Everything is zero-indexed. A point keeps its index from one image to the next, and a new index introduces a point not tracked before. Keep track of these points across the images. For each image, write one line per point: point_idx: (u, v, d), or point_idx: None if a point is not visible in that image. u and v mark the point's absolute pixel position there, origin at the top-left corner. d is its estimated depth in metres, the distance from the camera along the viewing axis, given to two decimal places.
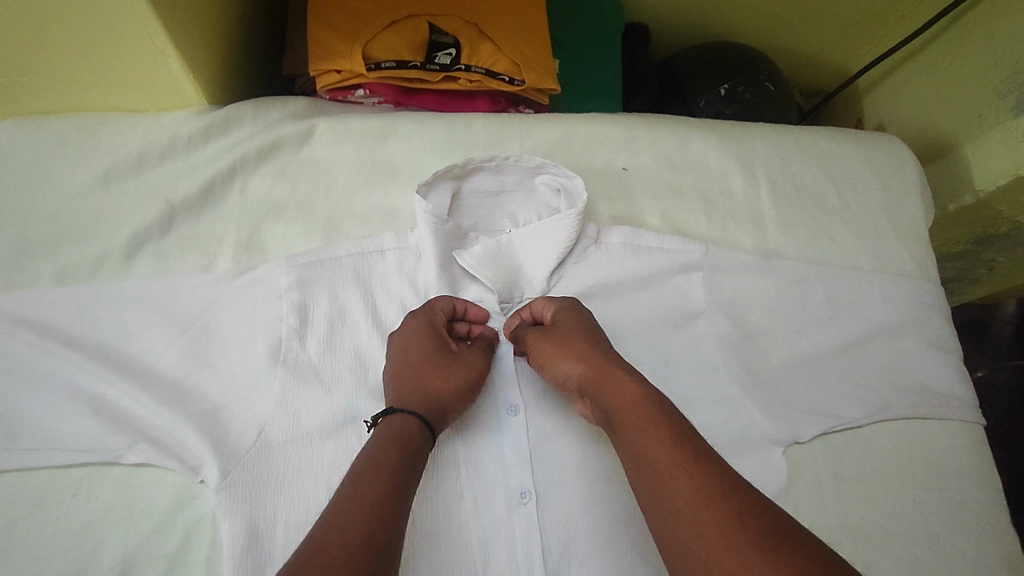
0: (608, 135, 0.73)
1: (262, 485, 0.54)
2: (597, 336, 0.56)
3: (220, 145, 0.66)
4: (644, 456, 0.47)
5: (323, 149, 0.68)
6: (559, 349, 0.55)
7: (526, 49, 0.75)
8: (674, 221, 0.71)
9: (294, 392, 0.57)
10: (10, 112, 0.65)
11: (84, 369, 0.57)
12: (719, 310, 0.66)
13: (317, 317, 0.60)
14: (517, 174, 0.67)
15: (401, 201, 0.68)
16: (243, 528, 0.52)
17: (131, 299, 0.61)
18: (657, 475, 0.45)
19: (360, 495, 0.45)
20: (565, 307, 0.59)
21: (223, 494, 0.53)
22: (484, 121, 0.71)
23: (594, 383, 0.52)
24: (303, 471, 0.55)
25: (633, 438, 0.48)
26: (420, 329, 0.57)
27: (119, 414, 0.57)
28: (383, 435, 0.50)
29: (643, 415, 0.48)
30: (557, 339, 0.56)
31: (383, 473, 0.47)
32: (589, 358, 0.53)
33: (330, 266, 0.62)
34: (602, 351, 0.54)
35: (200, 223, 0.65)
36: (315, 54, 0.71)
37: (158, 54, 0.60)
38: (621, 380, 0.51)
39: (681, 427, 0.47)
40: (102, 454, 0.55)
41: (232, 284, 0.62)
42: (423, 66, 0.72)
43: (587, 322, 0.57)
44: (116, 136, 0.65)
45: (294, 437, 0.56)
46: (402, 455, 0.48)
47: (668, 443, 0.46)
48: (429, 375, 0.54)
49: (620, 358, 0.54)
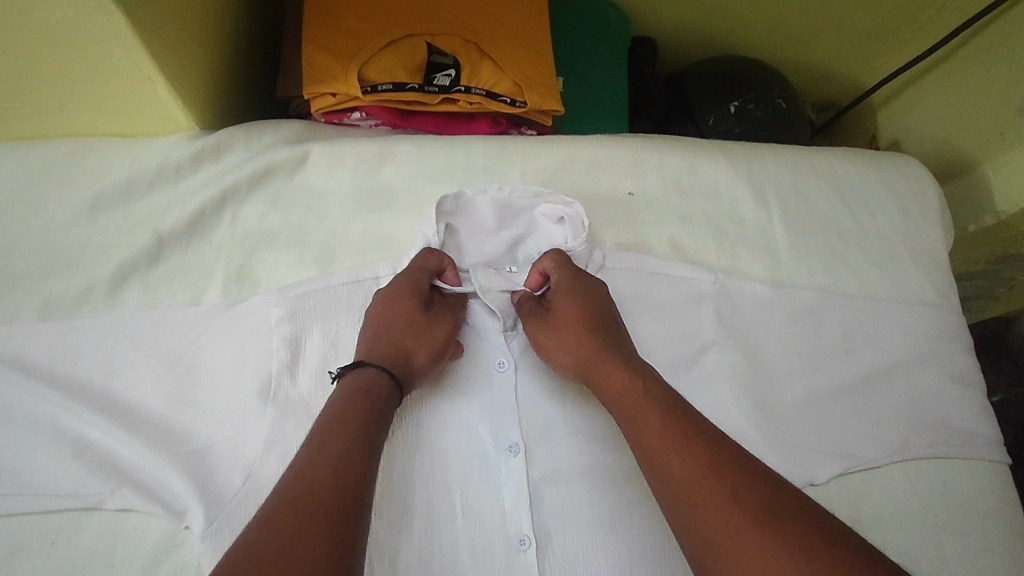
0: (614, 158, 0.71)
1: None
2: (592, 307, 0.56)
3: (210, 171, 0.64)
4: (637, 435, 0.47)
5: (318, 175, 0.66)
6: (556, 337, 0.56)
7: (528, 69, 0.73)
8: (682, 248, 0.68)
9: (284, 430, 0.54)
10: None
11: (67, 409, 0.55)
12: (730, 342, 0.63)
13: (310, 352, 0.58)
14: (516, 207, 0.65)
15: (398, 229, 0.65)
16: None
17: (117, 334, 0.59)
18: (653, 458, 0.44)
19: (327, 444, 0.44)
20: (567, 284, 0.58)
21: (207, 542, 0.50)
22: (484, 144, 0.69)
23: (588, 363, 0.53)
24: None
25: (626, 421, 0.48)
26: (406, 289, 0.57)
27: (103, 456, 0.54)
28: (350, 390, 0.49)
29: (636, 399, 0.48)
30: (555, 325, 0.56)
31: (352, 424, 0.45)
32: (583, 338, 0.54)
33: (324, 296, 0.59)
34: (596, 336, 0.54)
35: (190, 253, 0.62)
36: (310, 76, 0.68)
37: (145, 79, 0.58)
38: (615, 359, 0.52)
39: (674, 406, 0.47)
40: (84, 499, 0.53)
41: (222, 318, 0.60)
42: (422, 88, 0.69)
43: (587, 299, 0.57)
44: (104, 163, 0.63)
45: None
46: (370, 408, 0.47)
47: (659, 425, 0.45)
48: (407, 338, 0.54)
49: (617, 340, 0.54)
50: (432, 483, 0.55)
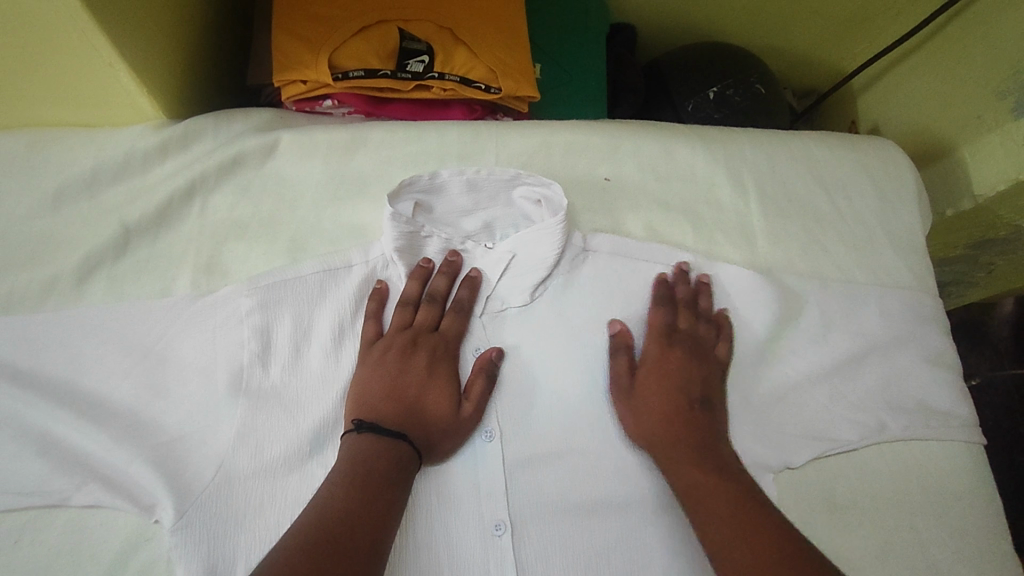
0: (590, 144, 0.70)
1: (223, 524, 0.51)
2: (692, 370, 0.60)
3: (179, 161, 0.63)
4: (701, 491, 0.53)
5: (289, 164, 0.65)
6: (653, 390, 0.59)
7: (502, 55, 0.72)
8: (657, 232, 0.68)
9: (258, 422, 0.54)
10: None
11: (30, 405, 0.54)
12: (706, 327, 0.64)
13: (281, 341, 0.57)
14: (492, 190, 0.65)
15: (372, 216, 0.64)
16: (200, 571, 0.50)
17: (79, 327, 0.57)
18: (716, 513, 0.51)
19: (349, 495, 0.47)
20: (657, 345, 0.62)
21: (178, 536, 0.50)
22: (457, 130, 0.68)
23: (665, 423, 0.57)
24: (266, 508, 0.52)
25: (694, 478, 0.54)
26: (398, 340, 0.58)
27: (65, 453, 0.53)
28: (378, 447, 0.51)
29: (708, 476, 0.53)
30: (652, 380, 0.60)
31: (373, 482, 0.48)
32: (671, 400, 0.58)
33: (295, 284, 0.59)
34: (686, 399, 0.58)
35: (158, 244, 0.61)
36: (279, 63, 0.67)
37: (107, 67, 0.56)
38: (692, 426, 0.57)
39: (737, 476, 0.53)
40: (47, 497, 0.52)
41: (190, 309, 0.58)
42: (395, 75, 0.68)
43: (683, 366, 0.60)
44: (68, 155, 0.62)
45: (256, 471, 0.53)
46: (391, 470, 0.50)
47: (723, 484, 0.52)
48: (405, 392, 0.55)
49: (701, 412, 0.58)
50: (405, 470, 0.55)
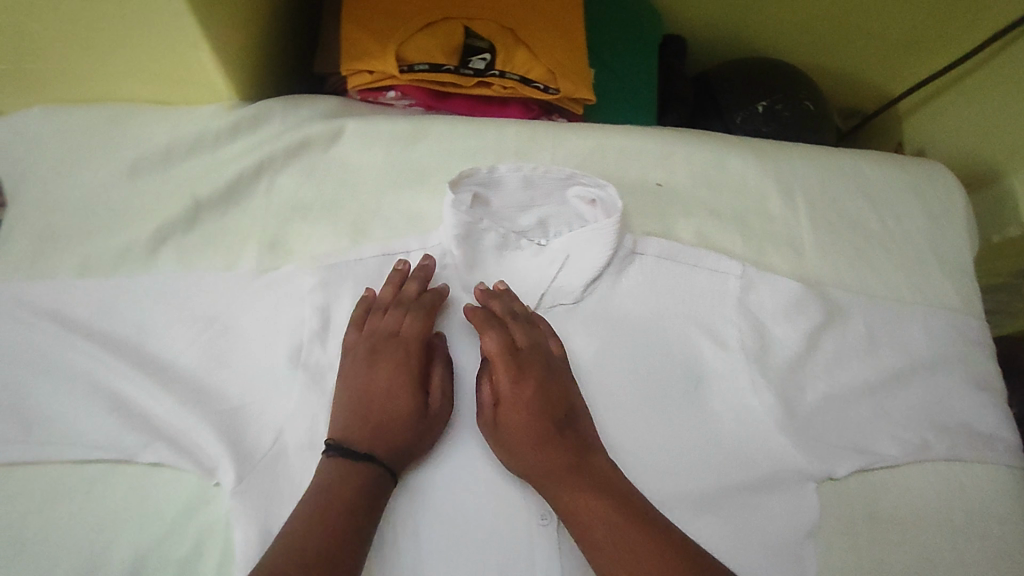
0: (644, 150, 0.71)
1: (278, 492, 0.53)
2: (548, 390, 0.57)
3: (248, 141, 0.65)
4: (585, 520, 0.51)
5: (352, 150, 0.67)
6: (520, 407, 0.55)
7: (562, 58, 0.74)
8: (706, 238, 0.69)
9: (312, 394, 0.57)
10: (52, 99, 0.67)
11: (107, 365, 0.58)
12: (750, 334, 0.65)
13: (339, 321, 0.60)
14: (547, 187, 0.66)
15: (429, 206, 0.66)
16: (255, 538, 0.51)
17: (151, 295, 0.61)
18: (615, 544, 0.50)
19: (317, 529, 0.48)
20: (510, 344, 0.58)
21: (237, 500, 0.52)
22: (516, 128, 0.69)
23: (536, 442, 0.55)
24: (319, 479, 0.54)
25: (572, 506, 0.52)
26: (353, 349, 0.58)
27: (136, 413, 0.57)
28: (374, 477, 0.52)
29: (600, 506, 0.52)
30: (520, 400, 0.56)
31: (358, 518, 0.49)
32: (533, 417, 0.55)
33: (357, 267, 0.62)
34: (546, 416, 0.56)
35: (225, 220, 0.64)
36: (347, 52, 0.69)
37: (191, 48, 0.59)
38: (549, 443, 0.54)
39: (633, 503, 0.52)
40: (118, 452, 0.55)
41: (254, 284, 0.61)
42: (456, 70, 0.70)
43: (548, 384, 0.57)
44: (145, 130, 0.65)
45: (310, 443, 0.55)
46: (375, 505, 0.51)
47: (618, 514, 0.51)
48: (371, 406, 0.55)
49: (572, 430, 0.56)
50: (453, 455, 0.57)
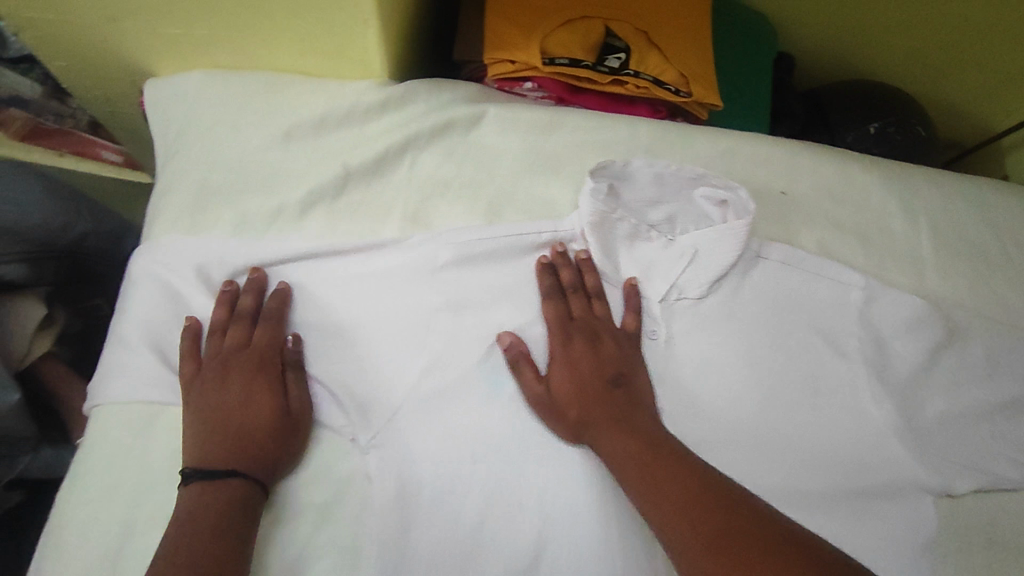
0: (770, 157, 0.73)
1: (411, 450, 0.58)
2: (600, 355, 0.61)
3: (395, 118, 0.68)
4: (626, 463, 0.56)
5: (492, 134, 0.70)
6: (568, 371, 0.60)
7: (693, 62, 0.75)
8: (828, 249, 0.71)
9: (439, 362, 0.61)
10: (218, 64, 0.72)
11: (251, 318, 0.61)
12: (869, 346, 0.67)
13: (470, 294, 0.63)
14: (676, 186, 0.69)
15: (561, 194, 0.69)
16: (392, 487, 0.57)
17: (298, 254, 0.63)
18: (650, 483, 0.54)
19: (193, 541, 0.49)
20: (563, 315, 0.62)
21: (373, 453, 0.58)
22: (648, 126, 0.72)
23: (583, 398, 0.59)
24: (448, 441, 0.59)
25: (613, 453, 0.57)
26: (214, 368, 0.59)
27: (272, 365, 0.60)
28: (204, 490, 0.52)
29: (636, 451, 0.56)
30: (572, 363, 0.61)
31: (195, 525, 0.50)
32: (583, 381, 0.60)
33: (490, 245, 0.64)
34: (596, 378, 0.60)
35: (372, 190, 0.67)
36: (491, 43, 0.72)
37: (360, 24, 0.63)
38: (597, 401, 0.59)
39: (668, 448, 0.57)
40: None
41: (392, 252, 0.64)
42: (593, 67, 0.72)
43: (597, 349, 0.61)
44: (301, 98, 0.68)
45: (437, 408, 0.60)
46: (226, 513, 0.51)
47: (650, 458, 0.56)
48: (236, 418, 0.57)
49: (617, 389, 0.60)
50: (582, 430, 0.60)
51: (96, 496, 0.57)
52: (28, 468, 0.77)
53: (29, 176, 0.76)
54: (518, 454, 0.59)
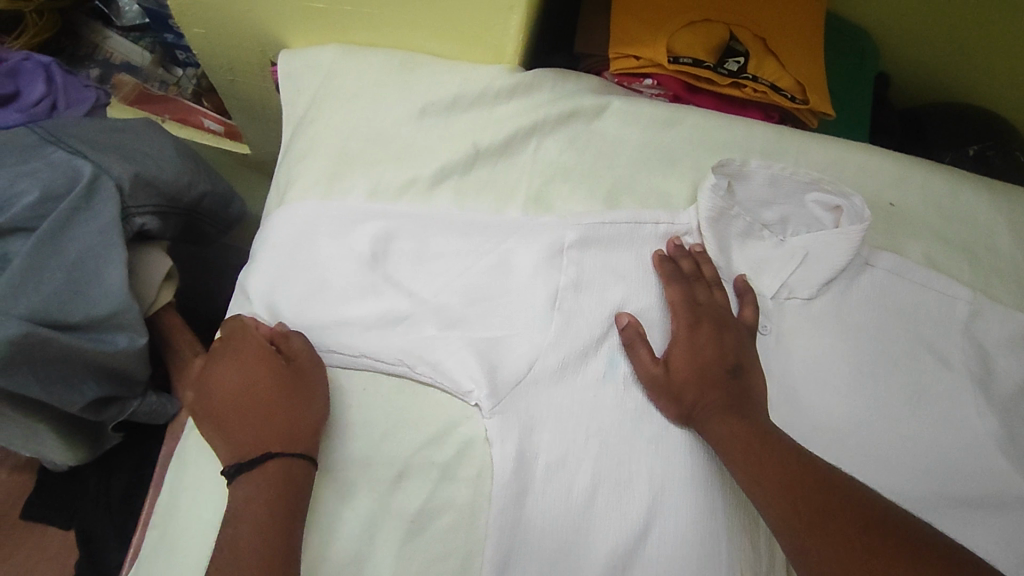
0: (882, 169, 0.74)
1: (531, 420, 0.60)
2: (721, 344, 0.63)
3: (522, 102, 0.71)
4: (732, 443, 0.57)
5: (613, 126, 0.72)
6: (689, 353, 0.62)
7: (810, 71, 0.77)
8: (935, 262, 0.71)
9: (567, 339, 0.63)
10: (353, 41, 0.75)
11: (381, 285, 0.64)
12: (975, 360, 0.67)
13: (588, 275, 0.65)
14: (789, 188, 0.70)
15: (677, 187, 0.71)
16: (512, 454, 0.59)
17: (427, 225, 0.67)
18: (758, 463, 0.54)
19: (256, 530, 0.52)
20: (683, 300, 0.64)
21: (495, 419, 0.60)
22: (764, 129, 0.73)
23: (699, 380, 0.61)
24: (564, 413, 0.61)
25: (720, 432, 0.58)
26: (218, 357, 0.63)
27: (399, 330, 0.63)
28: (251, 477, 0.55)
29: (745, 432, 0.57)
30: (692, 347, 0.62)
31: (256, 507, 0.53)
32: (703, 366, 0.61)
33: (609, 230, 0.67)
34: (716, 366, 0.61)
35: (497, 170, 0.69)
36: (617, 39, 0.76)
37: (506, 9, 0.66)
38: (712, 384, 0.60)
39: (775, 434, 0.57)
40: (389, 366, 0.61)
41: (516, 229, 0.66)
42: (715, 68, 0.75)
43: (717, 337, 0.63)
44: (435, 77, 0.71)
45: (556, 380, 0.62)
46: (281, 496, 0.54)
47: (761, 441, 0.56)
48: (242, 406, 0.59)
49: (730, 376, 0.61)
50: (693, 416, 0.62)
51: None
52: (136, 412, 0.79)
53: (163, 136, 0.80)
54: (630, 436, 0.60)
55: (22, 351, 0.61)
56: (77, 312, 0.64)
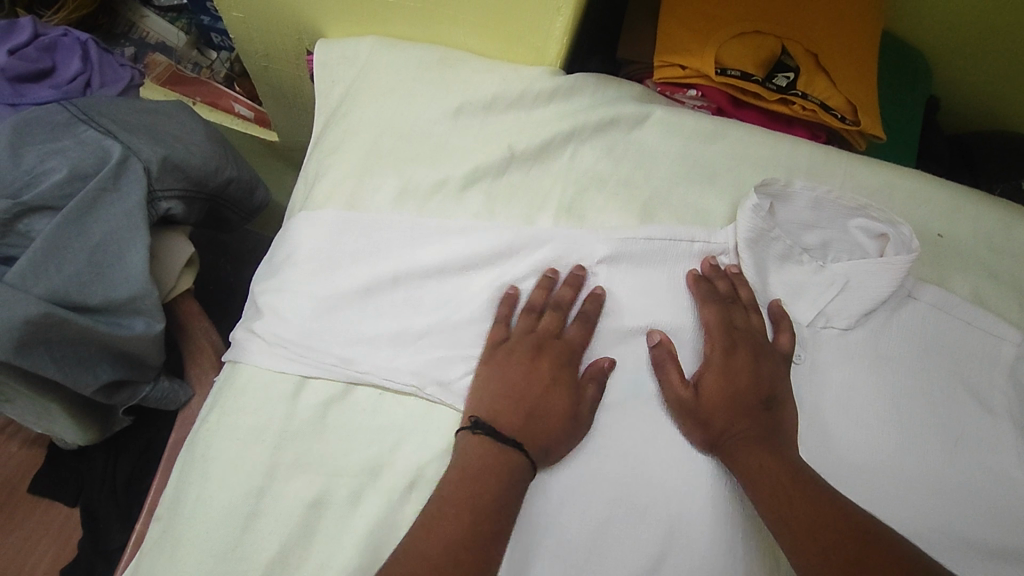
0: (934, 198, 0.71)
1: None
2: (755, 374, 0.60)
3: (561, 107, 0.69)
4: (758, 480, 0.54)
5: (653, 136, 0.70)
6: (723, 382, 0.59)
7: (864, 91, 0.74)
8: (982, 300, 0.68)
9: (587, 361, 0.61)
10: (393, 34, 0.74)
11: (399, 296, 0.63)
12: (1020, 405, 0.64)
13: (618, 291, 0.63)
14: (834, 212, 0.67)
15: (717, 204, 0.68)
16: (527, 474, 0.57)
17: (453, 227, 0.65)
18: (785, 504, 0.52)
19: (446, 499, 0.51)
20: (719, 323, 0.61)
21: None
22: (811, 149, 0.70)
23: (729, 411, 0.58)
24: (585, 433, 0.58)
25: (746, 467, 0.55)
26: (541, 333, 0.61)
27: (413, 345, 0.61)
28: (492, 464, 0.54)
29: (772, 470, 0.54)
30: (725, 375, 0.60)
31: (461, 483, 0.52)
32: (734, 397, 0.59)
33: (642, 245, 0.64)
34: (748, 397, 0.59)
35: (531, 175, 0.67)
36: (663, 47, 0.74)
37: (553, 11, 0.63)
38: (741, 416, 0.58)
39: (804, 472, 0.54)
40: (400, 383, 0.60)
41: (548, 238, 0.64)
42: (763, 83, 0.72)
43: (752, 367, 0.60)
44: (473, 76, 0.69)
45: (576, 399, 0.60)
46: (487, 467, 0.53)
47: (789, 480, 0.53)
48: (535, 395, 0.58)
49: (761, 409, 0.59)
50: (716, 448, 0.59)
51: (244, 434, 0.59)
52: (148, 397, 0.78)
53: (193, 119, 0.79)
54: (651, 463, 0.58)
55: (37, 332, 0.59)
56: (95, 296, 0.63)
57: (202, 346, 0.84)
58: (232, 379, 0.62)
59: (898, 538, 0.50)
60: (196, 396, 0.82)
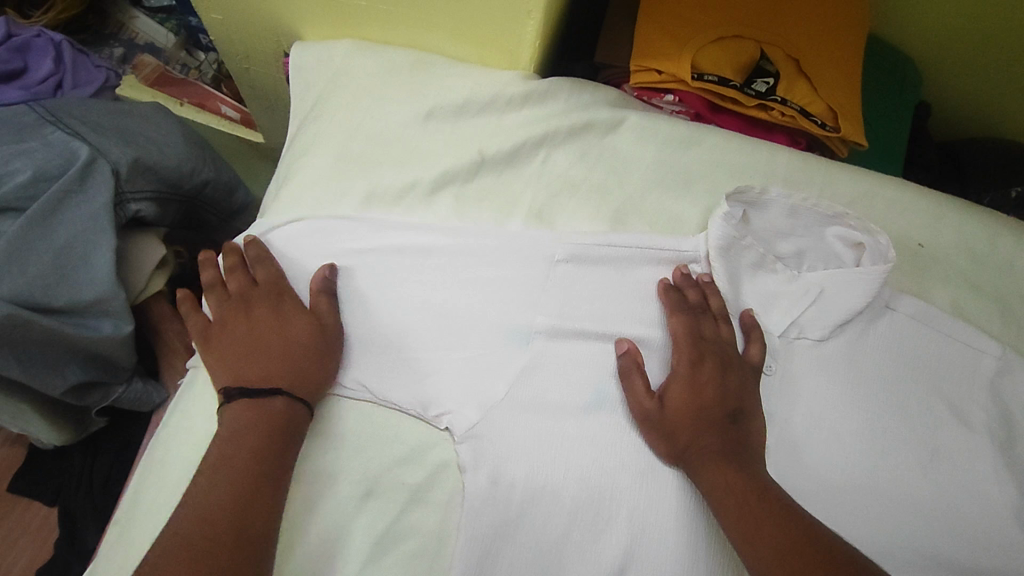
0: (914, 207, 0.69)
1: (506, 450, 0.57)
2: (722, 386, 0.58)
3: (534, 112, 0.68)
4: (725, 497, 0.53)
5: (628, 142, 0.68)
6: (689, 392, 0.58)
7: (845, 96, 0.72)
8: (963, 312, 0.66)
9: (550, 367, 0.59)
10: (368, 38, 0.73)
11: (363, 303, 0.63)
12: (999, 420, 0.62)
13: (579, 297, 0.62)
14: (810, 220, 0.65)
15: (690, 211, 0.67)
16: (484, 483, 0.56)
17: (419, 232, 0.64)
18: (753, 523, 0.51)
19: (220, 480, 0.51)
20: (689, 333, 0.60)
21: (465, 446, 0.57)
22: (789, 155, 0.69)
23: (695, 424, 0.57)
24: (545, 443, 0.57)
25: (712, 484, 0.54)
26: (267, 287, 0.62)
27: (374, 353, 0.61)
28: (253, 418, 0.55)
29: (739, 488, 0.53)
30: (692, 385, 0.59)
31: (244, 458, 0.52)
32: (701, 409, 0.57)
33: (609, 251, 0.63)
34: (715, 410, 0.57)
35: (501, 180, 0.66)
36: (641, 51, 0.73)
37: (523, 15, 0.62)
38: (710, 429, 0.56)
39: (771, 490, 0.53)
40: (358, 391, 0.60)
41: (513, 246, 0.63)
42: (741, 88, 0.71)
43: (720, 379, 0.59)
44: (446, 80, 0.68)
45: (540, 404, 0.58)
46: (269, 441, 0.54)
47: (756, 499, 0.52)
48: (270, 338, 0.59)
49: (729, 423, 0.57)
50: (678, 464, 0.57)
51: (204, 439, 0.59)
52: (121, 398, 0.78)
53: (169, 121, 0.79)
54: (614, 477, 0.56)
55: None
56: (60, 297, 0.63)
57: (175, 349, 0.85)
58: (193, 384, 0.62)
59: (861, 555, 0.49)
60: (170, 397, 0.83)
